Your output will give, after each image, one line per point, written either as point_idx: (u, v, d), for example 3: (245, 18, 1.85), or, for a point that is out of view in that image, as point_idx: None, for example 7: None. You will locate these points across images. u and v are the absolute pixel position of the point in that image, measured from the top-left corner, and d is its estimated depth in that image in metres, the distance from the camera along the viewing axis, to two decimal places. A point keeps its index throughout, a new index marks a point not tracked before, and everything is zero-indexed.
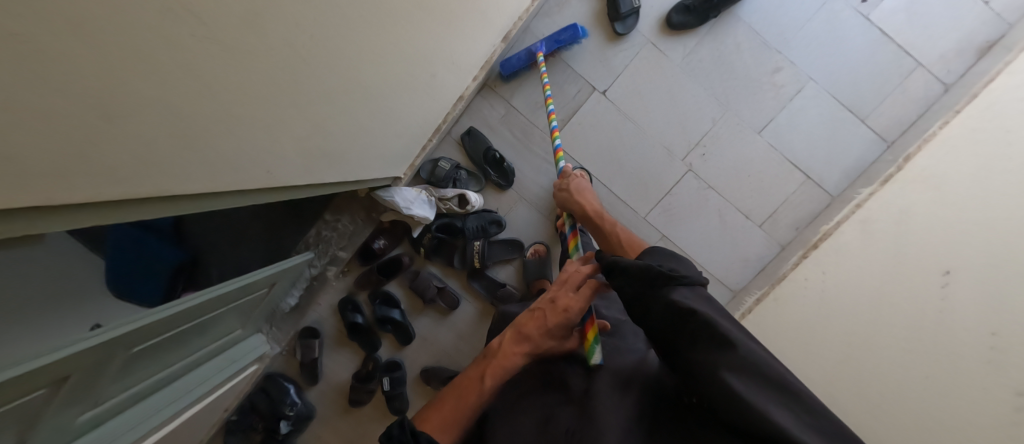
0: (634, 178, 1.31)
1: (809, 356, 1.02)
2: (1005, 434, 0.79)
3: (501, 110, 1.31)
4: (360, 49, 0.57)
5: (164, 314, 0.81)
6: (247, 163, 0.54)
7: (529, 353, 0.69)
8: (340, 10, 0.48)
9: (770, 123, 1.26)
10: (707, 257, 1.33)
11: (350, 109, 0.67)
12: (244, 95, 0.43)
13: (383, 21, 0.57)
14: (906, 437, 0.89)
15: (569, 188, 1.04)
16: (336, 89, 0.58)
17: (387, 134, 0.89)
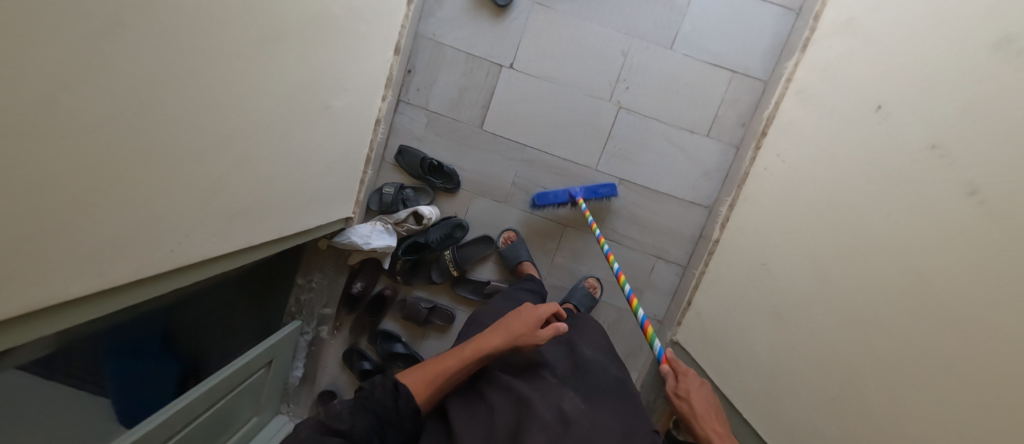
0: (571, 136, 1.31)
1: (781, 237, 0.98)
2: (897, 278, 0.64)
3: (422, 119, 1.31)
4: (224, 103, 0.57)
5: (162, 420, 0.80)
6: (138, 246, 0.54)
7: (504, 342, 0.77)
8: (191, 74, 0.49)
9: (679, 35, 1.25)
10: (671, 183, 1.32)
11: (242, 163, 0.67)
12: (111, 183, 0.43)
13: (236, 69, 0.57)
14: (826, 311, 0.76)
15: (691, 401, 0.83)
16: (208, 147, 0.58)
17: (304, 177, 0.90)
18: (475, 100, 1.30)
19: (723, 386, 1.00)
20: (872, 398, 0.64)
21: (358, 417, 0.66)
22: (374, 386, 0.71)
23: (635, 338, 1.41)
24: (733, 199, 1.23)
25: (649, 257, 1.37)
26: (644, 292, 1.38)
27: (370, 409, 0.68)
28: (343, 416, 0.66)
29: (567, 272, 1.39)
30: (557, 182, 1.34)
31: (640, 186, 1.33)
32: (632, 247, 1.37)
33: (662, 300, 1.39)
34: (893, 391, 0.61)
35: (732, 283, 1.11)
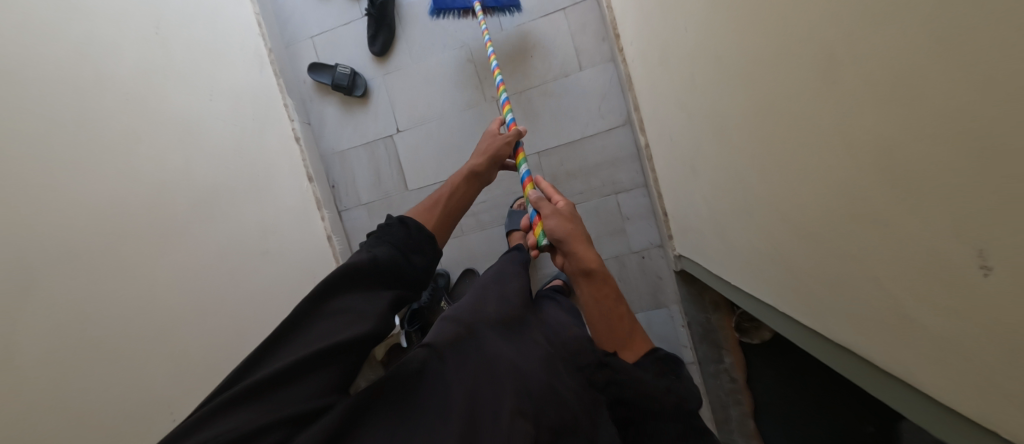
0: (475, 147, 1.41)
1: (662, 105, 0.97)
2: (715, 72, 0.63)
3: (364, 213, 1.50)
4: (139, 301, 0.77)
5: None
6: (135, 425, 0.72)
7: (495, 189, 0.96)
8: (81, 300, 0.69)
9: (501, 17, 1.35)
10: (580, 126, 1.35)
11: (193, 331, 0.86)
12: (50, 397, 0.62)
13: (132, 272, 0.78)
14: (709, 139, 0.74)
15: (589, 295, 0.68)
16: (150, 334, 0.77)
17: (273, 312, 1.08)
18: (390, 173, 1.47)
19: (713, 266, 0.94)
20: (760, 193, 0.60)
21: (380, 257, 0.62)
22: (382, 231, 0.68)
23: (650, 273, 1.36)
24: (633, 103, 1.22)
25: (608, 197, 1.35)
26: (625, 228, 1.36)
27: (392, 245, 0.65)
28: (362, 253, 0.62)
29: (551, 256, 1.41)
30: (491, 189, 1.41)
31: (558, 146, 1.37)
32: (588, 199, 1.36)
33: (648, 225, 1.34)
34: (761, 175, 0.58)
35: (670, 172, 1.07)
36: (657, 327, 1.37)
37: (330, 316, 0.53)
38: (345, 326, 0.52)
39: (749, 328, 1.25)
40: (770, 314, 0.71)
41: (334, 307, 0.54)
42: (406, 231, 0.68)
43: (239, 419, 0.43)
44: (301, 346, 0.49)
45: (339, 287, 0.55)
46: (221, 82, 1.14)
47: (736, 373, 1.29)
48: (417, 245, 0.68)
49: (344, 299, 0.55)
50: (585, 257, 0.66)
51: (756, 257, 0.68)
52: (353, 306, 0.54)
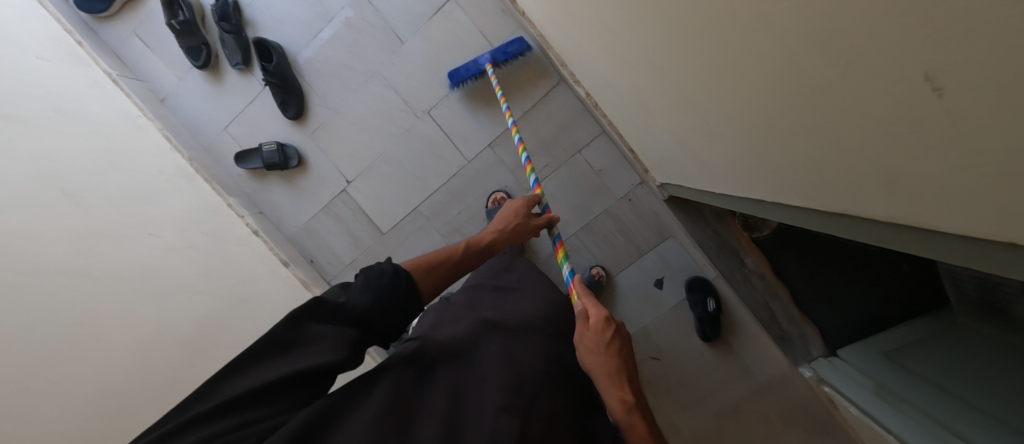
0: (431, 167, 1.37)
1: (584, 52, 0.94)
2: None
3: (353, 273, 1.46)
4: None
5: None
6: None
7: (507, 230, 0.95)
8: None
9: (397, 30, 1.30)
10: (519, 102, 1.31)
11: None
12: None
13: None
14: (643, 64, 0.70)
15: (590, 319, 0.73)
16: None
17: None
18: (361, 225, 1.43)
19: (697, 184, 0.91)
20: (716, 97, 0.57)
21: (358, 289, 0.61)
22: (369, 269, 0.64)
23: (644, 211, 1.34)
24: (560, 61, 1.20)
25: (575, 158, 1.33)
26: (604, 182, 1.33)
27: (375, 287, 0.61)
28: (342, 295, 0.60)
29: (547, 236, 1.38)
30: (462, 199, 1.38)
31: (507, 132, 1.34)
32: (557, 169, 1.34)
33: (624, 170, 1.32)
34: (709, 80, 0.54)
35: (622, 113, 1.05)
36: (672, 260, 1.36)
37: (302, 350, 0.54)
38: (313, 352, 0.53)
39: (756, 222, 1.24)
40: (765, 210, 0.69)
41: (310, 337, 0.55)
42: (394, 281, 0.63)
43: (214, 427, 0.46)
44: (269, 369, 0.51)
45: (310, 316, 0.56)
46: (155, 221, 1.10)
47: (763, 270, 1.29)
48: (400, 295, 0.63)
49: (313, 327, 0.56)
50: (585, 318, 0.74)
51: (737, 159, 0.65)
52: (323, 334, 0.56)
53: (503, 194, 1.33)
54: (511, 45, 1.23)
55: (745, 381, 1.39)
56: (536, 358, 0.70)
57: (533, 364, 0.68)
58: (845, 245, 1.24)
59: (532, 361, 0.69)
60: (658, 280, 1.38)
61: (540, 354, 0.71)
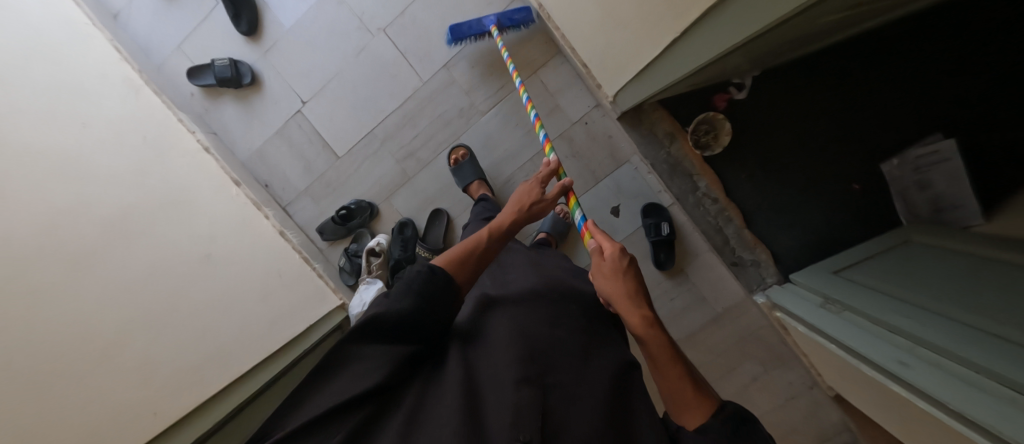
0: (387, 88, 1.36)
1: None
2: None
3: (308, 200, 1.45)
4: (93, 331, 0.75)
5: None
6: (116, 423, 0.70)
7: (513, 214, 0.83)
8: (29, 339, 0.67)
9: None
10: (473, 22, 1.31)
11: (162, 333, 0.84)
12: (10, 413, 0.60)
13: (58, 303, 0.73)
14: None
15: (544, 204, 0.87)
16: (116, 343, 0.77)
17: (244, 311, 1.05)
18: (315, 149, 1.41)
19: (635, 70, 0.91)
20: None
21: (398, 295, 0.59)
22: (408, 274, 0.62)
23: (600, 136, 1.34)
24: None
25: (530, 80, 1.33)
26: (559, 104, 1.34)
27: (416, 294, 0.60)
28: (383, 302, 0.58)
29: (501, 161, 1.36)
30: (416, 123, 1.37)
31: (461, 52, 1.33)
32: (511, 91, 1.34)
33: (579, 91, 1.32)
34: None
35: (567, 12, 1.04)
36: (627, 184, 1.36)
37: (352, 371, 0.54)
38: (371, 370, 0.54)
39: (708, 141, 1.23)
40: (684, 67, 0.72)
41: (357, 356, 0.55)
42: (438, 282, 0.63)
43: None
44: (330, 395, 0.51)
45: (360, 333, 0.55)
46: (94, 116, 1.07)
47: (716, 193, 1.28)
48: (443, 294, 0.63)
49: (364, 347, 0.55)
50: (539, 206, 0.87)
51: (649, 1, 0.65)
52: (374, 353, 0.55)
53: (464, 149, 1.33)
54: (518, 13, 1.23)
55: (701, 311, 1.38)
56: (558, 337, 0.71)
57: (553, 341, 0.70)
58: (796, 163, 1.23)
59: (556, 343, 0.69)
60: (615, 208, 1.37)
61: (556, 328, 0.73)
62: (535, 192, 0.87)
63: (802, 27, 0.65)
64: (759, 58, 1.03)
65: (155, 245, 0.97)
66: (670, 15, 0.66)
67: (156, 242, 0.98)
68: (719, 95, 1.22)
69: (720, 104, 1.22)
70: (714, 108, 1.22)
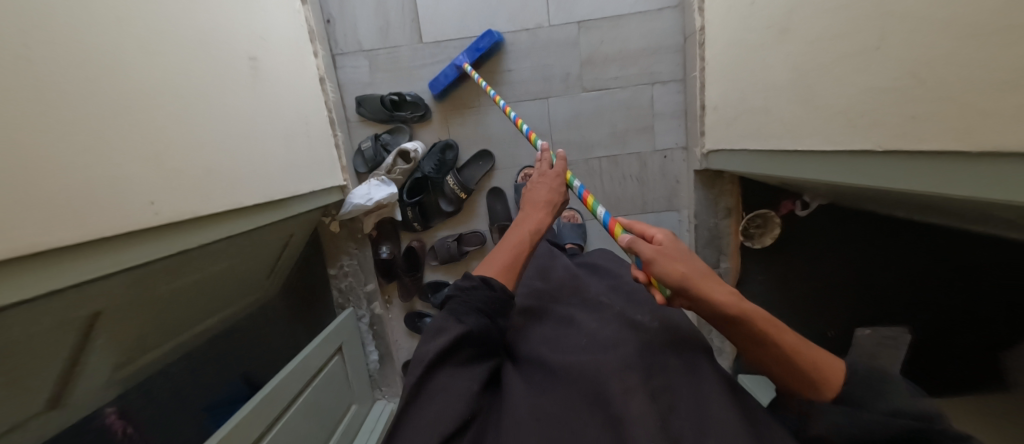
0: (510, 8, 1.24)
1: None
2: None
3: (363, 62, 1.28)
4: (133, 75, 0.58)
5: (237, 416, 0.83)
6: (127, 193, 0.56)
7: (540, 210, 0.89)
8: (67, 40, 0.49)
9: None
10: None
11: (192, 117, 0.69)
12: (31, 121, 0.44)
13: (107, 17, 0.55)
14: None
15: (547, 189, 0.94)
16: (149, 98, 0.60)
17: (267, 143, 0.90)
18: (401, 19, 1.25)
19: (768, 146, 0.90)
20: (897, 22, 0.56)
21: (461, 316, 0.67)
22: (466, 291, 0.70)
23: (667, 176, 1.34)
24: None
25: (644, 88, 1.26)
26: (654, 126, 1.29)
27: (479, 312, 0.68)
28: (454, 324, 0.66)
29: (565, 142, 1.31)
30: (517, 60, 1.27)
31: (600, 20, 1.23)
32: (622, 88, 1.27)
33: (677, 125, 1.29)
34: None
35: (732, 53, 1.00)
36: (665, 230, 1.39)
37: (439, 400, 0.60)
38: (459, 399, 0.60)
39: (753, 233, 1.30)
40: (841, 171, 0.71)
41: (436, 384, 0.62)
42: (489, 292, 0.70)
43: None
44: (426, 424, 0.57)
45: (432, 365, 0.63)
46: None
47: (729, 279, 1.37)
48: (497, 309, 0.70)
49: (439, 378, 0.62)
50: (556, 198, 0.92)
51: (857, 107, 0.65)
52: (450, 381, 0.62)
53: (531, 171, 1.32)
54: (483, 40, 1.19)
55: None
56: (631, 333, 0.73)
57: (626, 339, 0.71)
58: (803, 292, 1.31)
59: (628, 341, 0.70)
60: None
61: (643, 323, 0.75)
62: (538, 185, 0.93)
63: (956, 201, 0.65)
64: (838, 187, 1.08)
65: (214, 14, 0.78)
66: (848, 135, 0.68)
67: (215, 11, 0.78)
68: (786, 202, 1.26)
69: (783, 209, 1.26)
70: (777, 209, 1.27)
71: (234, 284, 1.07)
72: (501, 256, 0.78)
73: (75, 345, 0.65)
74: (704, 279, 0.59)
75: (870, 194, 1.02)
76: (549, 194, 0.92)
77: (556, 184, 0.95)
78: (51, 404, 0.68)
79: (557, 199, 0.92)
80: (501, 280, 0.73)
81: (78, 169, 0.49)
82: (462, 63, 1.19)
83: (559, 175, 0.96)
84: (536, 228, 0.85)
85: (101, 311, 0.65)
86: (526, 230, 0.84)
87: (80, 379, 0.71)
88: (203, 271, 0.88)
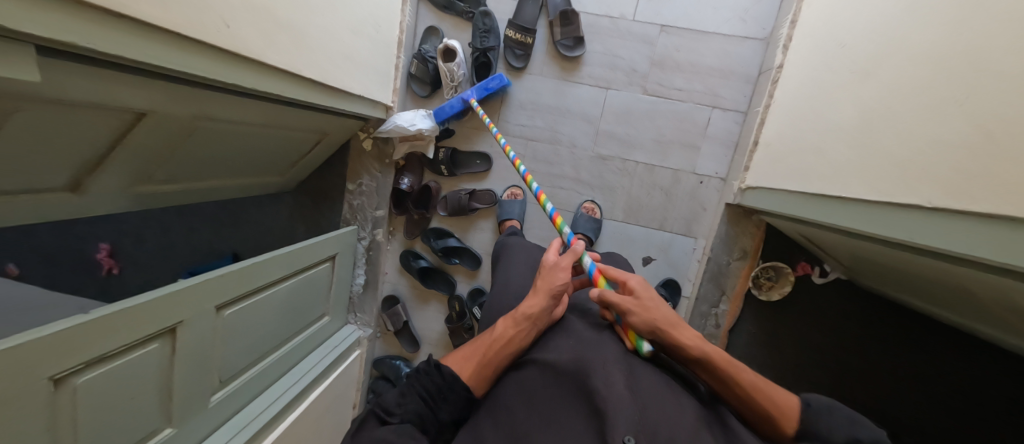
0: None
1: (846, 17, 0.88)
2: None
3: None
4: None
5: (229, 269, 0.85)
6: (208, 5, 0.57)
7: (542, 306, 0.72)
8: None
9: None
10: (715, 17, 1.21)
11: None
12: None
13: None
14: (923, 38, 0.66)
15: (545, 273, 0.78)
16: None
17: (338, 28, 0.92)
18: None
19: (809, 189, 0.88)
20: (979, 85, 0.55)
21: (405, 395, 0.62)
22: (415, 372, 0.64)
23: (697, 201, 1.32)
24: (795, 16, 1.10)
25: (703, 108, 1.26)
26: (701, 147, 1.28)
27: (421, 395, 0.62)
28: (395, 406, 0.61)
29: (630, 100, 1.28)
30: (591, 41, 1.27)
31: (686, 27, 1.22)
32: (682, 101, 1.26)
33: (723, 153, 1.27)
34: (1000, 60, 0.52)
35: (804, 92, 0.99)
36: (675, 252, 1.36)
37: None
38: None
39: (763, 284, 1.27)
40: (882, 224, 0.69)
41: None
42: (442, 380, 0.63)
43: None
44: None
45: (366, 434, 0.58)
46: None
47: (724, 322, 1.32)
48: (448, 387, 0.63)
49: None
50: (557, 283, 0.75)
51: (914, 163, 0.64)
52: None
53: (598, 208, 1.34)
54: (494, 81, 1.25)
55: None
56: (627, 347, 0.71)
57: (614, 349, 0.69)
58: (790, 359, 1.28)
59: (611, 349, 0.69)
60: (647, 257, 1.37)
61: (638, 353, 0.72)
62: (553, 284, 0.75)
63: (989, 286, 0.62)
64: (861, 261, 1.03)
65: None
66: (901, 189, 0.66)
67: None
68: (805, 264, 1.23)
69: (799, 269, 1.24)
70: (793, 267, 1.24)
71: (259, 157, 1.10)
72: (470, 357, 0.68)
73: (110, 138, 0.68)
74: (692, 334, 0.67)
75: (888, 277, 0.99)
76: (552, 282, 0.74)
77: (563, 274, 0.76)
78: (68, 184, 0.70)
79: (545, 275, 0.76)
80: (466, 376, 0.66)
81: None
82: (469, 99, 1.24)
83: (565, 262, 0.78)
84: (517, 325, 0.70)
85: (146, 114, 0.68)
86: (504, 320, 0.71)
87: (103, 175, 0.74)
88: (239, 125, 0.90)
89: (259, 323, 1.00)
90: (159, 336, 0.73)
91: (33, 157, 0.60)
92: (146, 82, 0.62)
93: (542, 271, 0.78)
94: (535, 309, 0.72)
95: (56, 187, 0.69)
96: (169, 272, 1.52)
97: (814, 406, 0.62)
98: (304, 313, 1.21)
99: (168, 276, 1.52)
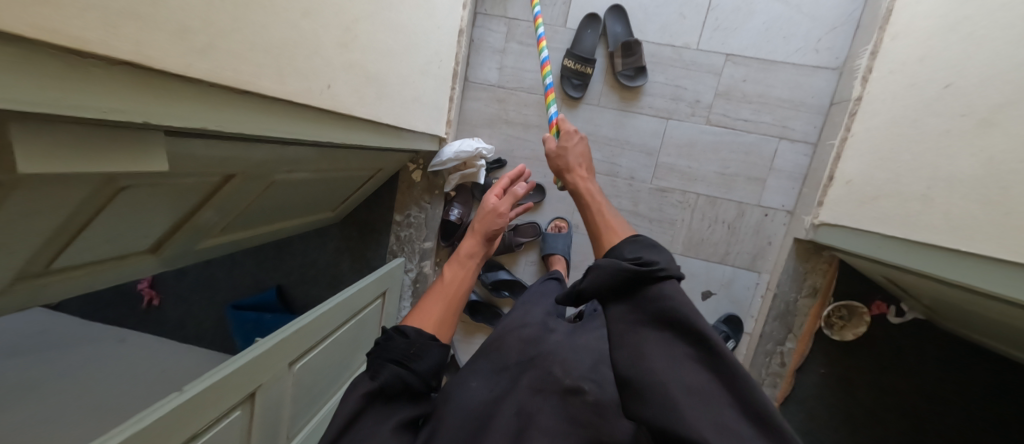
0: (666, 20, 1.22)
1: (951, 58, 0.84)
2: None
3: (503, 28, 1.29)
4: None
5: (301, 323, 0.81)
6: (312, 65, 0.55)
7: (480, 240, 0.87)
8: None
9: None
10: (783, 49, 1.18)
11: (374, 18, 0.69)
12: None
13: None
14: None
15: (485, 215, 0.91)
16: None
17: (411, 69, 0.89)
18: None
19: (915, 239, 0.84)
20: None
21: (377, 362, 0.60)
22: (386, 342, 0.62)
23: (761, 234, 1.27)
24: (874, 47, 1.06)
25: (770, 140, 1.22)
26: (767, 180, 1.24)
27: (396, 360, 0.59)
28: (371, 375, 0.59)
29: (693, 131, 1.25)
30: (653, 72, 1.24)
31: (752, 58, 1.20)
32: (749, 132, 1.23)
33: (790, 186, 1.24)
34: None
35: (896, 132, 0.94)
36: (737, 287, 1.31)
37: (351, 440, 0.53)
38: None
39: (834, 323, 1.22)
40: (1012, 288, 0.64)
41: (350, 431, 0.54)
42: (405, 340, 0.62)
43: None
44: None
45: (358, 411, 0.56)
46: None
47: (790, 362, 1.26)
48: (421, 349, 0.62)
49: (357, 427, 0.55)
50: (491, 221, 0.89)
51: None
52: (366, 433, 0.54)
53: None
54: None
55: None
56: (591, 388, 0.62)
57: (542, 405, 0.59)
58: (866, 404, 1.21)
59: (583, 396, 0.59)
60: (707, 292, 1.32)
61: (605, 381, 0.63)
62: (491, 225, 0.89)
63: None
64: (950, 308, 0.96)
65: None
66: None
67: None
68: (880, 303, 1.18)
69: (874, 308, 1.18)
70: (867, 306, 1.18)
71: (318, 196, 1.07)
72: (433, 305, 0.72)
73: (195, 200, 0.65)
74: (610, 215, 0.68)
75: (984, 326, 0.94)
76: (489, 224, 0.89)
77: (496, 218, 0.91)
78: (149, 246, 0.67)
79: (484, 221, 0.90)
80: (429, 319, 0.69)
81: (285, 20, 0.48)
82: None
83: (504, 208, 0.92)
84: (470, 265, 0.82)
85: (234, 175, 0.65)
86: (458, 266, 0.81)
87: (181, 236, 0.71)
88: (309, 172, 0.87)
89: (320, 373, 0.96)
90: (240, 405, 0.69)
91: (125, 227, 0.57)
92: (245, 148, 0.59)
93: (483, 216, 0.91)
94: (473, 249, 0.85)
95: (137, 251, 0.66)
96: (211, 306, 1.49)
97: (631, 243, 0.57)
98: (356, 356, 1.17)
99: (211, 309, 1.49)
